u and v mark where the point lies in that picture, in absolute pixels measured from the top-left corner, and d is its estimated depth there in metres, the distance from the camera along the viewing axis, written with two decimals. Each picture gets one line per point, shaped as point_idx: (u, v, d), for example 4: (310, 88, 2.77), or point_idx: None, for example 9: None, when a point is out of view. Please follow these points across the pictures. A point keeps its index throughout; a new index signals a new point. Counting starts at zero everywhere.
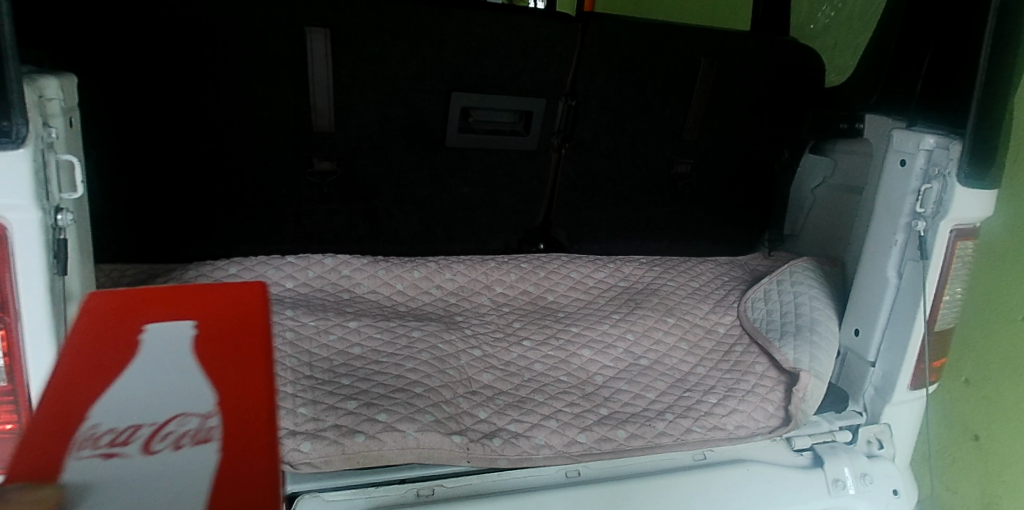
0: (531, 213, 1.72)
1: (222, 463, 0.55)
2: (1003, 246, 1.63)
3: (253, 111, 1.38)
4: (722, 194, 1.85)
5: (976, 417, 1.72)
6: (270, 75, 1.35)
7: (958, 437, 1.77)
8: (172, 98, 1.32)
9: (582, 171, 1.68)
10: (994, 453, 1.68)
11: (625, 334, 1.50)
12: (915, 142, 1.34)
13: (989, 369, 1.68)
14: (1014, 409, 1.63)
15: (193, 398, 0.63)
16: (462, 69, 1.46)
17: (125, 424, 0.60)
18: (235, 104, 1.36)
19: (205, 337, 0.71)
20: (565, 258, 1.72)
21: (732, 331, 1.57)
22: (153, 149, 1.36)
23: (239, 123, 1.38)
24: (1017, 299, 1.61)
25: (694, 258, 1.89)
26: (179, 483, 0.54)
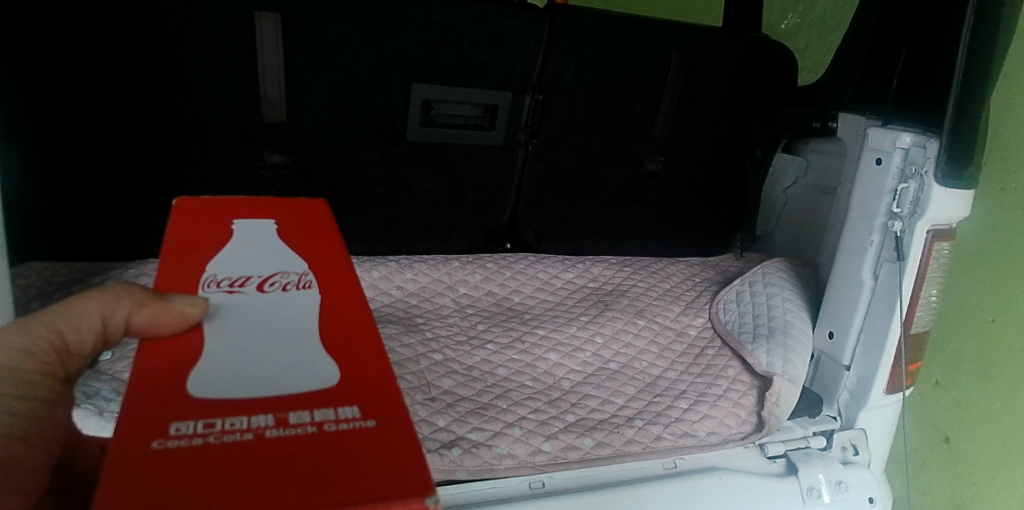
0: (497, 212, 1.66)
1: (329, 290, 0.81)
2: (974, 243, 1.60)
3: (199, 100, 1.30)
4: (694, 193, 1.80)
5: (946, 418, 1.69)
6: (217, 62, 1.28)
7: (927, 438, 1.74)
8: (110, 83, 1.23)
9: (551, 168, 1.62)
10: (965, 454, 1.66)
11: (594, 337, 1.44)
12: (891, 140, 1.31)
13: (959, 369, 1.65)
14: (986, 410, 1.61)
15: (293, 259, 0.86)
16: (424, 59, 1.39)
17: (237, 272, 0.81)
18: (179, 92, 1.28)
19: (288, 231, 0.94)
20: (532, 258, 1.66)
21: (704, 334, 1.51)
22: (89, 138, 1.26)
23: (183, 112, 1.30)
24: (988, 298, 1.58)
25: (665, 259, 1.84)
26: (301, 309, 0.76)
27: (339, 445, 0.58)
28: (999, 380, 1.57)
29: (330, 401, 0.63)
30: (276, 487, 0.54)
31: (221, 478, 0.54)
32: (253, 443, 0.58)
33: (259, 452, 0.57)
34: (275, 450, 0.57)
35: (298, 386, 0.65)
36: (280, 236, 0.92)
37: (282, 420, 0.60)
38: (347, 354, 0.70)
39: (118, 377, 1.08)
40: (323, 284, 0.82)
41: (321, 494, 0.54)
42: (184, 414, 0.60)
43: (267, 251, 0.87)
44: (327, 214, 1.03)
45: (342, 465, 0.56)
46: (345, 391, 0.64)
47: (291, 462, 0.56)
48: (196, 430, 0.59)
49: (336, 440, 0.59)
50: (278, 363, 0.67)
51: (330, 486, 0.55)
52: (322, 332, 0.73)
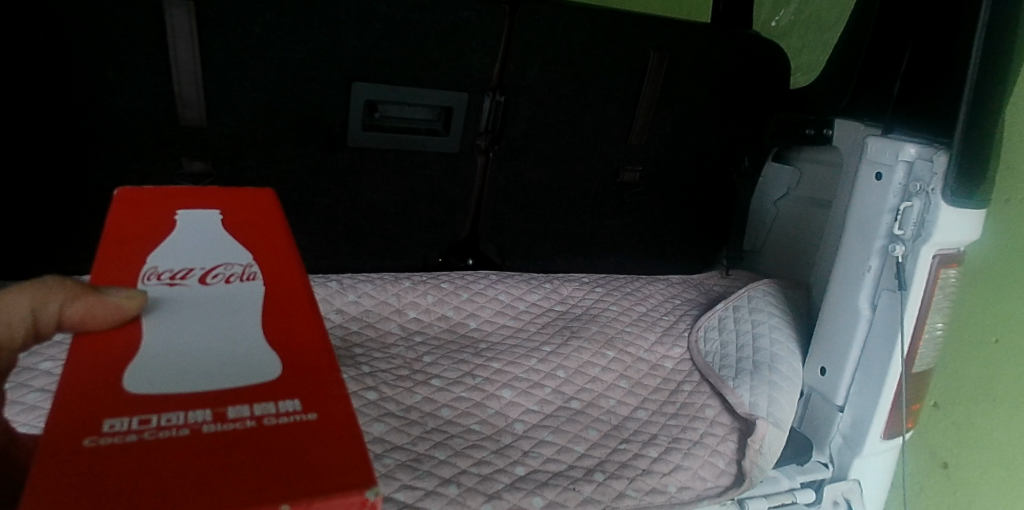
0: (455, 225, 1.49)
1: (274, 281, 0.70)
2: (980, 254, 1.44)
3: (103, 99, 1.13)
4: (675, 205, 1.63)
5: (943, 442, 1.53)
6: (122, 56, 1.10)
7: (921, 462, 1.58)
8: None
9: (514, 177, 1.46)
10: (962, 483, 1.50)
11: (556, 371, 1.28)
12: (893, 152, 1.15)
13: (959, 391, 1.49)
14: (986, 437, 1.44)
15: (233, 253, 0.73)
16: (365, 54, 1.22)
17: (180, 264, 0.69)
18: (78, 91, 1.11)
19: (235, 216, 0.81)
20: (493, 278, 1.50)
21: (680, 366, 1.35)
22: None
23: (85, 115, 1.13)
24: (996, 316, 1.41)
25: (643, 277, 1.67)
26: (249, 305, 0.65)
27: (283, 438, 0.50)
28: (1005, 406, 1.41)
29: (275, 396, 0.54)
30: (207, 485, 0.45)
31: (145, 476, 0.46)
32: (187, 440, 0.49)
33: (192, 450, 0.48)
34: (218, 444, 0.49)
35: (239, 381, 0.56)
36: (224, 226, 0.78)
37: (221, 415, 0.52)
38: (295, 348, 0.60)
39: None
40: (268, 275, 0.70)
41: (272, 490, 0.45)
42: (115, 409, 0.51)
43: (209, 245, 0.74)
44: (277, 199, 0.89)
45: (284, 461, 0.48)
46: (296, 384, 0.56)
47: (228, 459, 0.48)
48: (130, 427, 0.50)
49: (277, 438, 0.50)
50: (223, 357, 0.58)
51: (270, 485, 0.46)
52: (266, 328, 0.62)
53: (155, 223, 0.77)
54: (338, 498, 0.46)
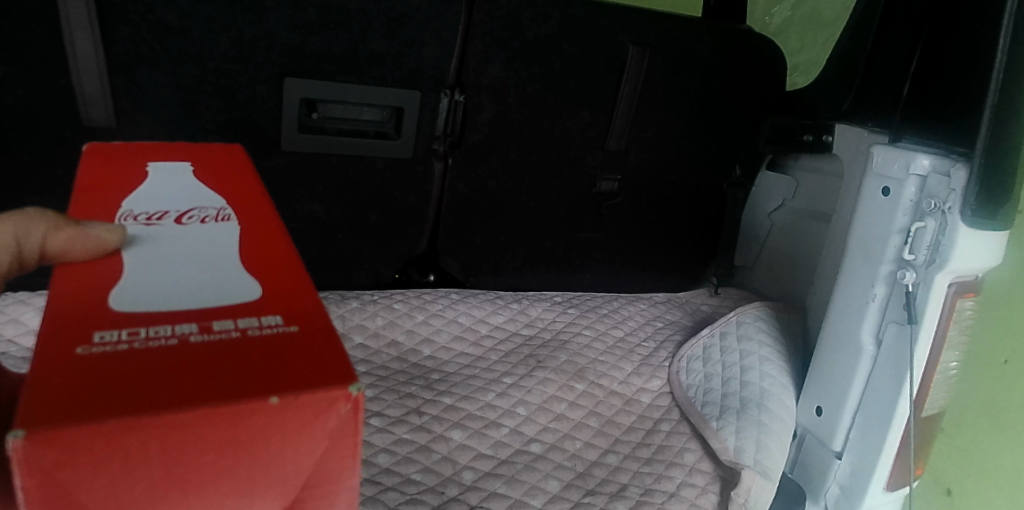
0: (411, 238, 1.31)
1: (255, 222, 0.58)
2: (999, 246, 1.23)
3: None
4: (658, 217, 1.47)
5: (951, 465, 1.32)
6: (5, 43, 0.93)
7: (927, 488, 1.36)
8: None
9: (476, 186, 1.30)
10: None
11: (516, 408, 1.13)
12: (904, 164, 1.00)
13: (972, 406, 1.28)
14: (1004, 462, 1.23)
15: (209, 198, 0.61)
16: (299, 46, 1.07)
17: (157, 206, 0.57)
18: None
19: (207, 164, 0.69)
20: (454, 296, 1.33)
21: (659, 401, 1.20)
22: None
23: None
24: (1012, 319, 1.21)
25: (622, 295, 1.50)
26: (229, 237, 0.54)
27: (279, 350, 0.40)
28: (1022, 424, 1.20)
29: (261, 307, 0.45)
30: (191, 387, 0.36)
31: (120, 378, 0.36)
32: (176, 350, 0.39)
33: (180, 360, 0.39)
34: (214, 353, 0.39)
35: (219, 301, 0.45)
36: (197, 176, 0.65)
37: (209, 324, 0.42)
38: (274, 271, 0.50)
39: None
40: (247, 218, 0.58)
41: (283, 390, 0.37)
42: (93, 322, 0.41)
43: (184, 192, 0.61)
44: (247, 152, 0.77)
45: (279, 364, 0.39)
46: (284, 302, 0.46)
47: (216, 363, 0.38)
48: (114, 337, 0.40)
49: (269, 347, 0.40)
50: (206, 281, 0.47)
51: (260, 382, 0.37)
52: (245, 261, 0.51)
53: (125, 177, 0.64)
54: (325, 395, 0.38)
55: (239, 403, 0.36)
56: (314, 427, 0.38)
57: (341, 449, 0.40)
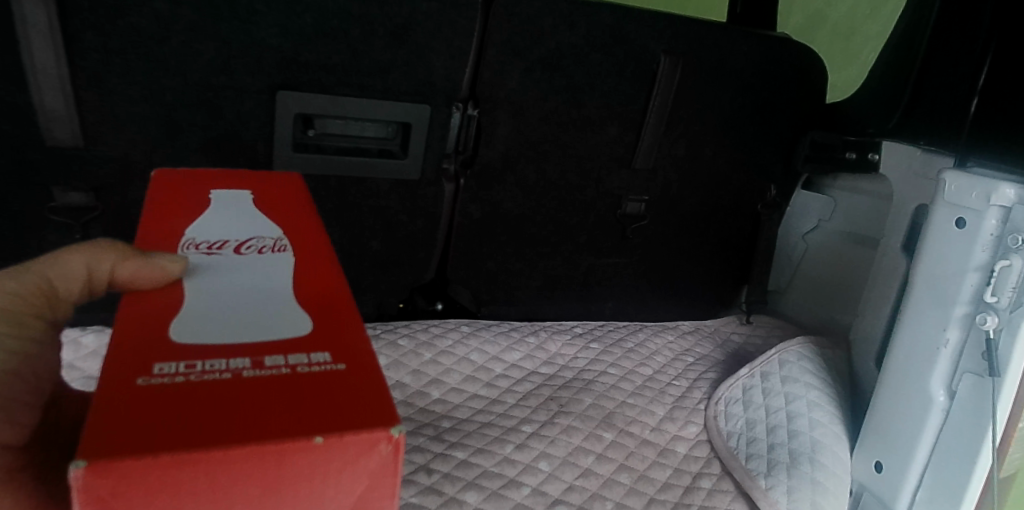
0: (417, 265, 1.18)
1: (311, 257, 0.58)
2: None
3: None
4: (687, 240, 1.34)
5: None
6: None
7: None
8: None
9: (490, 209, 1.18)
10: None
11: (538, 463, 1.00)
12: (983, 193, 0.88)
13: None
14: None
15: (266, 224, 0.61)
16: (293, 56, 0.95)
17: (219, 235, 0.58)
18: None
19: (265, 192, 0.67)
20: (464, 329, 1.20)
21: (696, 452, 1.08)
22: None
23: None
24: None
25: (647, 325, 1.37)
26: (282, 268, 0.55)
27: (326, 389, 0.42)
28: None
29: (312, 343, 0.46)
30: (242, 424, 0.38)
31: (185, 408, 0.39)
32: (230, 385, 0.41)
33: (233, 396, 0.40)
34: (266, 390, 0.41)
35: (277, 333, 0.47)
36: (257, 206, 0.64)
37: (262, 359, 0.44)
38: (327, 310, 0.51)
39: None
40: (302, 250, 0.58)
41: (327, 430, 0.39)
42: (158, 353, 0.43)
43: (245, 221, 0.61)
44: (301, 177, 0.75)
45: (326, 403, 0.41)
46: (332, 339, 0.47)
47: (268, 399, 0.40)
48: (173, 370, 0.42)
49: (318, 386, 0.42)
50: (261, 314, 0.49)
51: (305, 421, 0.39)
52: (297, 294, 0.52)
53: (190, 203, 0.63)
54: (365, 438, 0.39)
55: (285, 442, 0.38)
56: (354, 466, 0.40)
57: (378, 488, 0.41)
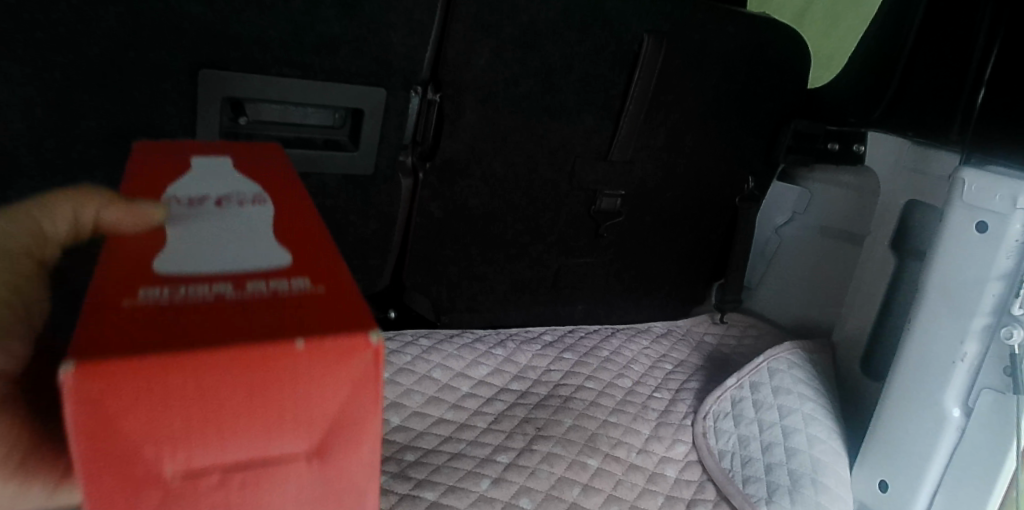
0: (369, 271, 1.03)
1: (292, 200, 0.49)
2: None
3: None
4: (661, 236, 1.25)
5: None
6: None
7: None
8: None
9: (453, 207, 1.03)
10: None
11: (518, 500, 0.88)
12: (1011, 197, 0.82)
13: None
14: None
15: (243, 182, 0.50)
16: (221, 27, 0.77)
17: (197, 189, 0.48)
18: None
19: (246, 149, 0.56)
20: (424, 343, 1.06)
21: (686, 475, 0.99)
22: None
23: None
24: None
25: (620, 329, 1.30)
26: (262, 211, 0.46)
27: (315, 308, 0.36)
28: None
29: (294, 266, 0.40)
30: (219, 333, 0.33)
31: (163, 324, 0.33)
32: (214, 302, 0.35)
33: (215, 312, 0.35)
34: (251, 308, 0.35)
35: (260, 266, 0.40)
36: (235, 166, 0.53)
37: (243, 282, 0.37)
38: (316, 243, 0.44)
39: None
40: (284, 199, 0.49)
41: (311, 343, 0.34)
42: (134, 277, 0.37)
43: (226, 177, 0.51)
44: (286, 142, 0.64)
45: (314, 318, 0.35)
46: (321, 261, 0.41)
47: (251, 314, 0.35)
48: (158, 290, 0.36)
49: (303, 304, 0.36)
50: (245, 245, 0.41)
51: (290, 328, 0.34)
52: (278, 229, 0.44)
53: (167, 162, 0.53)
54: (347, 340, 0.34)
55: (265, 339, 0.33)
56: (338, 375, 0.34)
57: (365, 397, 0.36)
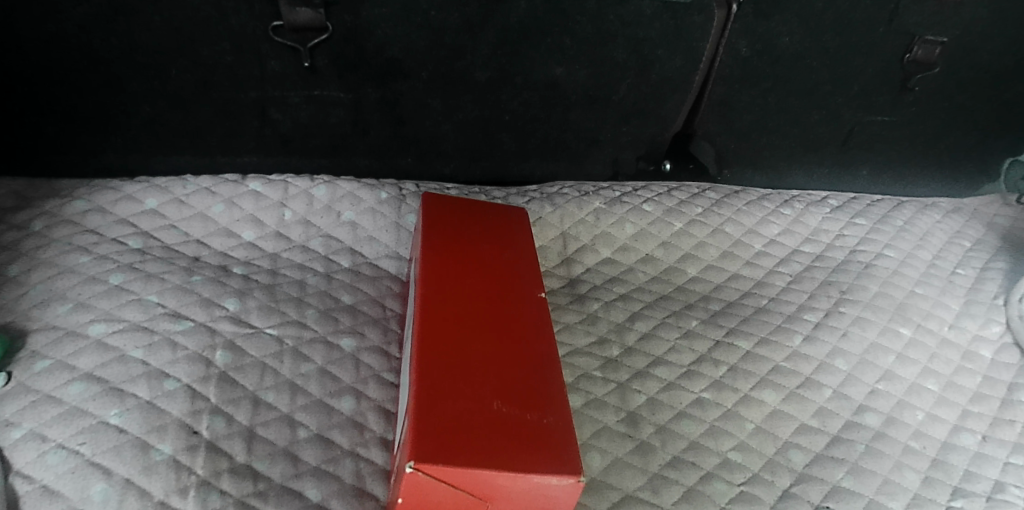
0: (665, 117, 0.99)
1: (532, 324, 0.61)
2: None
3: None
4: (975, 98, 1.08)
5: None
6: None
7: None
8: None
9: (762, 46, 0.94)
10: None
11: (833, 360, 0.83)
12: None
13: None
14: None
15: (505, 285, 0.64)
16: None
17: (478, 284, 0.63)
18: None
19: (498, 245, 0.68)
20: (712, 196, 1.03)
21: (1003, 358, 0.91)
22: None
23: None
24: None
25: (906, 201, 1.13)
26: (518, 340, 0.59)
27: (540, 434, 0.51)
28: None
29: (532, 396, 0.54)
30: (494, 464, 0.48)
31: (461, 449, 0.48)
32: (489, 429, 0.50)
33: (492, 434, 0.50)
34: (511, 433, 0.51)
35: (512, 396, 0.53)
36: (483, 264, 0.65)
37: (508, 409, 0.52)
38: (545, 365, 0.57)
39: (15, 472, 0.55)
40: (525, 316, 0.61)
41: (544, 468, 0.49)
42: (444, 398, 0.52)
43: (490, 276, 0.64)
44: (523, 212, 0.76)
45: (544, 442, 0.51)
46: (545, 387, 0.55)
47: (506, 452, 0.49)
48: (460, 408, 0.51)
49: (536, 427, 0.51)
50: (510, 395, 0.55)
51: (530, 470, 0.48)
52: (522, 368, 0.56)
53: (456, 265, 0.64)
54: (559, 468, 0.49)
55: (519, 467, 0.48)
56: (544, 492, 0.49)
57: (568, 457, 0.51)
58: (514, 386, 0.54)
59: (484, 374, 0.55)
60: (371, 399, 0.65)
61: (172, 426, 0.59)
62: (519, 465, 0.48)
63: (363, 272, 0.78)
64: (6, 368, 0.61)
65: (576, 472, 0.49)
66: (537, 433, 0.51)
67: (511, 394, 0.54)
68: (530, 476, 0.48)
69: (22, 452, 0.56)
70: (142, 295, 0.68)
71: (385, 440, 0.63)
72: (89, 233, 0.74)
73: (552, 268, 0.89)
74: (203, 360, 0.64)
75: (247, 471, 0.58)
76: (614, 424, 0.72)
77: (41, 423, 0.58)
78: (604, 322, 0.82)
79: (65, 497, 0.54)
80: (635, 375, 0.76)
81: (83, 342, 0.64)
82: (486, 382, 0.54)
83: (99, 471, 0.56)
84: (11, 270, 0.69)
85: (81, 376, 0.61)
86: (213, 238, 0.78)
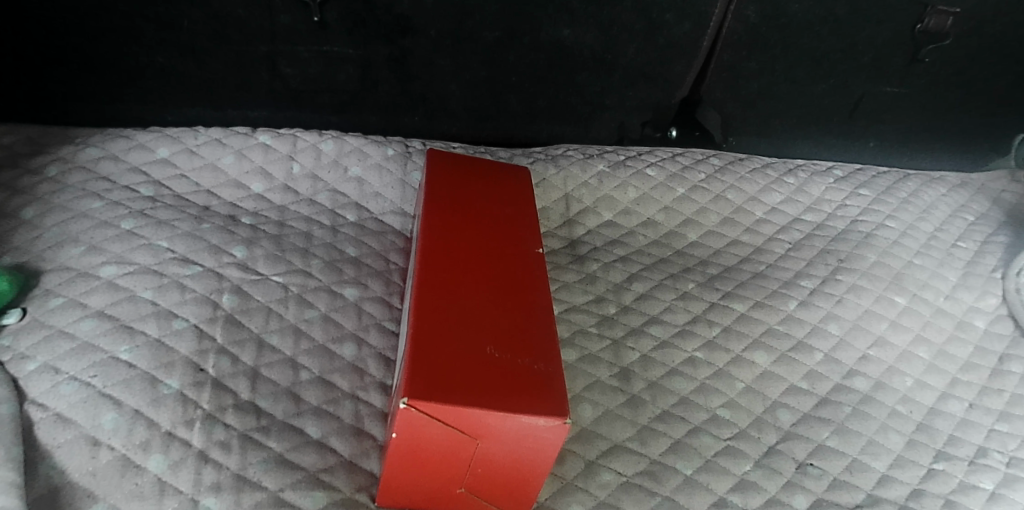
0: (672, 81, 0.99)
1: (529, 277, 0.62)
2: None
3: None
4: (986, 71, 1.07)
5: None
6: None
7: None
8: None
9: (771, 11, 0.94)
10: None
11: (827, 325, 0.84)
12: None
13: None
14: None
15: (505, 239, 0.65)
16: None
17: (478, 238, 0.65)
18: None
19: (499, 201, 0.70)
20: (715, 163, 1.02)
21: (997, 328, 0.92)
22: None
23: None
24: None
25: (912, 173, 1.12)
26: (515, 291, 0.60)
27: (531, 380, 0.53)
28: None
29: (525, 345, 0.56)
30: (484, 404, 0.50)
31: (454, 388, 0.51)
32: (482, 372, 0.53)
33: (483, 377, 0.52)
34: (503, 377, 0.53)
35: (506, 344, 0.55)
36: (485, 218, 0.67)
37: (500, 354, 0.54)
38: (540, 317, 0.59)
39: (29, 402, 0.58)
40: (522, 269, 0.63)
41: (533, 410, 0.51)
42: (439, 341, 0.54)
43: (490, 230, 0.66)
44: (526, 170, 0.77)
45: (535, 387, 0.53)
46: (539, 338, 0.57)
47: (496, 394, 0.51)
48: (455, 351, 0.54)
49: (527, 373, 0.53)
50: None
51: (518, 412, 0.50)
52: (517, 319, 0.58)
53: (457, 219, 0.66)
54: (547, 411, 0.51)
55: (509, 408, 0.50)
56: (534, 434, 0.51)
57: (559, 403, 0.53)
58: (508, 333, 0.56)
59: (480, 320, 0.57)
60: (372, 346, 0.67)
61: (180, 363, 0.61)
62: (508, 406, 0.51)
63: (368, 227, 0.80)
64: (20, 304, 0.64)
65: (563, 416, 0.51)
66: (528, 378, 0.53)
67: (505, 340, 0.56)
68: (520, 417, 0.50)
69: (36, 384, 0.59)
70: (153, 240, 0.71)
71: (384, 385, 0.65)
72: (101, 180, 0.77)
73: (554, 229, 0.91)
74: (210, 302, 0.66)
75: (250, 407, 0.61)
76: (607, 379, 0.74)
77: (54, 357, 0.60)
78: (602, 282, 0.84)
79: (76, 425, 0.57)
80: (630, 332, 0.78)
81: (95, 282, 0.66)
82: (481, 328, 0.56)
83: (109, 401, 0.58)
84: (25, 213, 0.72)
85: (92, 314, 0.64)
86: (222, 189, 0.80)
